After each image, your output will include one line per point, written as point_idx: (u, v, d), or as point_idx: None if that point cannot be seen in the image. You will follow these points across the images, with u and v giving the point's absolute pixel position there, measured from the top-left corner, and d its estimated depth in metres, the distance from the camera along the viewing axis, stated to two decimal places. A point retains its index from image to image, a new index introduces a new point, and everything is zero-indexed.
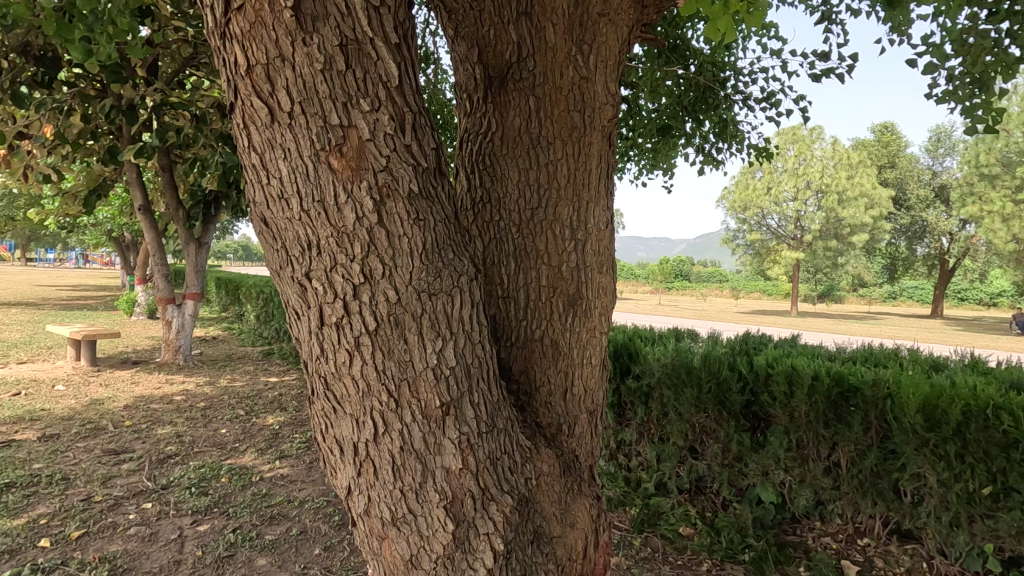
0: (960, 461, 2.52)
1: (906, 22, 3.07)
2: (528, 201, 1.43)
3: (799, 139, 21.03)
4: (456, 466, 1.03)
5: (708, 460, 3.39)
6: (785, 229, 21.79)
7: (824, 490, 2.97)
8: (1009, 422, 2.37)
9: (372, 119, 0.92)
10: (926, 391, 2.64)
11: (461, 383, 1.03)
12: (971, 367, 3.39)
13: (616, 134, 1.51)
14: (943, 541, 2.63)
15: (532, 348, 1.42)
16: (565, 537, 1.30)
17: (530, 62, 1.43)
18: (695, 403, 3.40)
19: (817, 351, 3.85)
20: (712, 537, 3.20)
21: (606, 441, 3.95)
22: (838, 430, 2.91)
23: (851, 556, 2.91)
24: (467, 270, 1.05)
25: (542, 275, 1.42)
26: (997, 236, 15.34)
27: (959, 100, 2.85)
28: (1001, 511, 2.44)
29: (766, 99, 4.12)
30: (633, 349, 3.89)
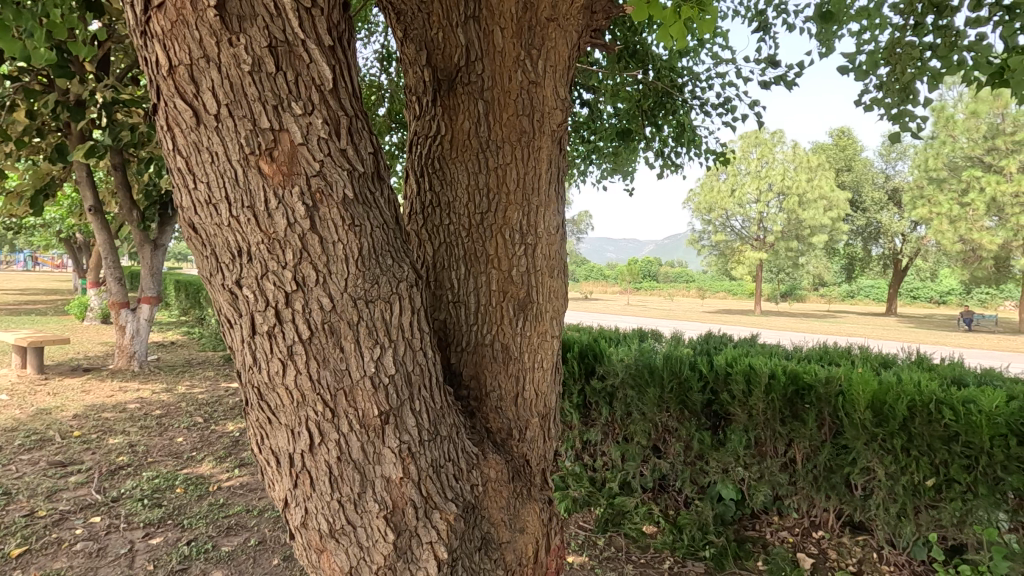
0: (906, 455, 2.62)
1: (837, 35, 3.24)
2: (477, 205, 1.43)
3: (761, 143, 21.60)
4: (396, 475, 1.01)
5: (670, 458, 3.45)
6: (749, 230, 22.35)
7: (781, 486, 3.06)
8: (950, 416, 2.48)
9: (305, 123, 0.90)
10: (875, 388, 2.74)
11: (401, 392, 1.02)
12: (916, 363, 3.54)
13: (566, 139, 1.52)
14: (892, 532, 2.72)
15: (482, 353, 1.42)
16: (514, 542, 1.30)
17: (478, 66, 1.43)
18: (657, 402, 3.45)
19: (774, 350, 3.95)
20: (675, 534, 3.24)
21: (571, 442, 3.99)
22: (794, 426, 2.99)
23: (806, 549, 3.00)
24: (407, 277, 1.04)
25: (492, 279, 1.42)
26: (945, 237, 16.06)
27: (889, 107, 2.98)
28: (943, 502, 2.54)
29: (722, 105, 4.24)
30: (598, 349, 3.94)
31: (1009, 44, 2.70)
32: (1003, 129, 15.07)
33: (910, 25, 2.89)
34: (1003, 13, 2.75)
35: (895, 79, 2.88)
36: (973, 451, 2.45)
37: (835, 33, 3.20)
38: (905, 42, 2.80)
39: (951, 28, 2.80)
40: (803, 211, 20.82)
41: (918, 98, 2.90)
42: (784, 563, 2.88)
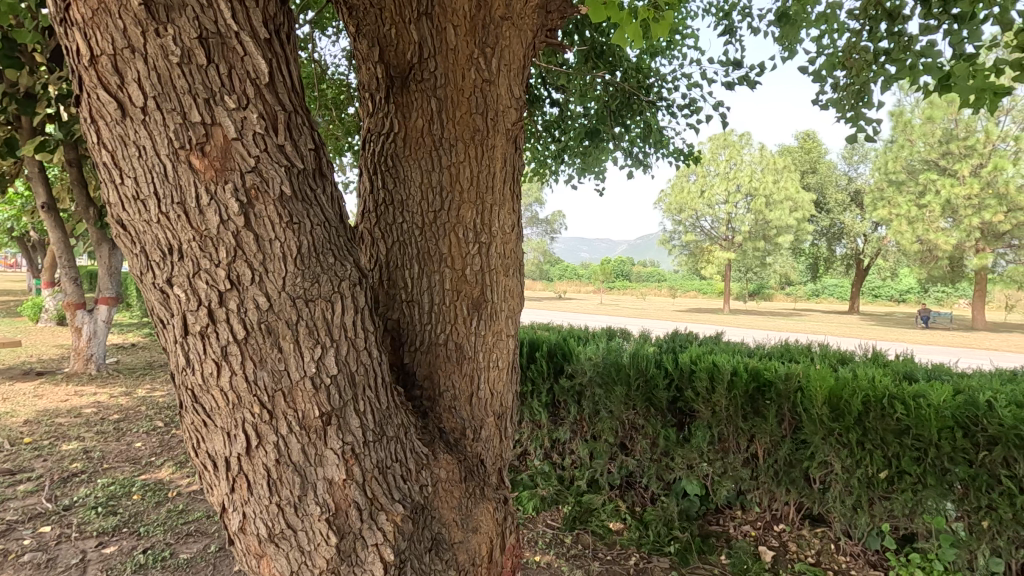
0: (861, 448, 2.70)
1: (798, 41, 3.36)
2: (430, 203, 1.42)
3: (729, 145, 22.01)
4: (339, 477, 1.01)
5: (637, 456, 3.50)
6: (717, 230, 22.78)
7: (743, 481, 3.13)
8: (901, 410, 2.57)
9: (239, 117, 0.89)
10: (832, 384, 2.82)
11: (345, 393, 1.01)
12: (871, 360, 3.65)
13: (520, 138, 1.52)
14: (848, 523, 2.81)
15: (436, 353, 1.42)
16: (467, 542, 1.30)
17: (431, 63, 1.41)
18: (624, 400, 3.48)
19: (738, 348, 4.03)
20: (641, 531, 3.27)
21: (540, 441, 4.00)
22: (755, 422, 3.05)
23: (768, 542, 3.07)
24: (351, 275, 1.04)
25: (446, 278, 1.42)
26: (904, 237, 16.64)
27: (843, 110, 3.07)
28: (895, 493, 2.63)
29: (687, 106, 4.32)
30: (567, 348, 3.97)
31: (957, 52, 2.80)
32: (957, 134, 15.63)
33: (867, 29, 2.98)
34: (951, 23, 2.85)
35: (852, 84, 2.97)
36: (922, 444, 2.53)
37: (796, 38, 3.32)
38: (860, 49, 2.89)
39: (903, 35, 2.90)
40: (770, 212, 21.31)
41: (871, 102, 3.00)
42: (745, 556, 2.94)
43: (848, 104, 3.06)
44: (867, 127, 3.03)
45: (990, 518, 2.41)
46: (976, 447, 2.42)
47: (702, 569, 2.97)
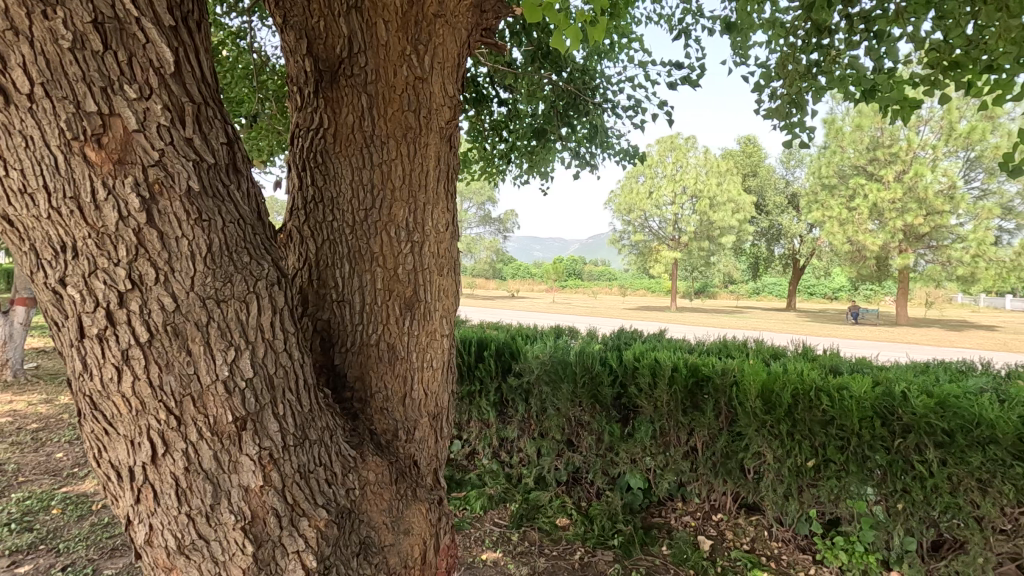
0: (791, 439, 2.83)
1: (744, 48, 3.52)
2: (361, 201, 1.40)
3: (676, 148, 22.67)
4: (256, 484, 1.07)
5: (583, 452, 3.56)
6: (665, 230, 23.44)
7: (683, 473, 3.23)
8: (826, 402, 2.72)
9: (140, 107, 0.94)
10: (765, 378, 2.95)
11: (261, 396, 1.08)
12: (801, 354, 3.84)
13: (455, 137, 1.52)
14: (780, 511, 2.94)
15: (368, 353, 1.41)
16: (398, 544, 1.33)
17: (361, 58, 1.39)
18: (571, 398, 3.53)
19: (679, 345, 4.16)
20: (586, 525, 3.33)
21: (489, 440, 4.00)
22: (694, 416, 3.15)
23: (706, 532, 3.20)
24: (267, 274, 1.12)
25: (378, 277, 1.40)
26: (835, 238, 17.62)
27: (783, 118, 3.20)
28: (822, 480, 2.78)
29: (632, 108, 4.41)
30: (515, 347, 3.98)
31: (880, 64, 2.98)
32: (883, 141, 16.64)
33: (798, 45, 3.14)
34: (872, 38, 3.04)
35: (788, 93, 3.11)
36: (846, 433, 2.68)
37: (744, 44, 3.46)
38: (794, 60, 3.04)
39: (832, 47, 3.07)
40: (714, 213, 22.10)
41: (805, 109, 3.15)
42: (685, 546, 3.05)
43: (787, 112, 3.20)
44: (803, 133, 3.18)
45: (904, 501, 2.58)
46: (893, 435, 2.58)
47: (645, 561, 3.05)
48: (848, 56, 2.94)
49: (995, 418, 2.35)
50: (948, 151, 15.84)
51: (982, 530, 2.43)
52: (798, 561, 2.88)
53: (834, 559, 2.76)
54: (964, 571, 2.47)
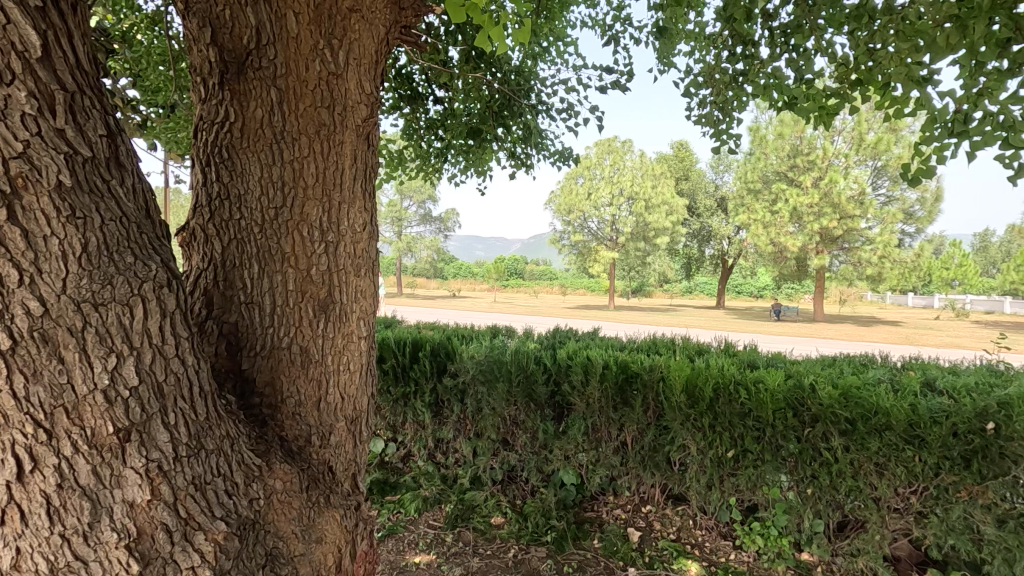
0: (712, 431, 2.97)
1: (672, 56, 3.68)
2: (270, 199, 1.41)
3: (614, 150, 23.23)
4: (143, 499, 1.07)
5: (518, 450, 3.60)
6: (603, 231, 24.01)
7: (613, 468, 3.32)
8: (745, 395, 2.86)
9: (4, 94, 0.94)
10: (689, 373, 3.06)
11: (148, 406, 1.10)
12: (724, 350, 4.03)
13: (373, 134, 1.53)
14: (703, 500, 3.08)
15: (279, 358, 1.44)
16: (309, 554, 1.38)
17: (270, 50, 1.38)
18: (506, 397, 3.55)
19: (611, 343, 4.26)
20: (520, 523, 3.37)
21: (424, 442, 3.95)
22: (624, 412, 3.24)
23: (635, 523, 3.31)
24: (154, 276, 1.15)
25: (289, 278, 1.44)
26: (761, 240, 18.62)
27: (712, 124, 3.35)
28: (740, 470, 2.93)
29: (567, 111, 4.50)
30: (450, 347, 3.95)
31: (796, 75, 3.17)
32: (801, 149, 17.75)
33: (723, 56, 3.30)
34: (791, 51, 3.22)
35: (716, 100, 3.25)
36: (762, 424, 2.84)
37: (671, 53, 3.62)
38: (720, 69, 3.19)
39: (756, 58, 3.23)
40: (649, 215, 22.86)
41: (731, 117, 3.31)
42: (615, 539, 3.15)
43: (716, 118, 3.35)
44: (729, 139, 3.34)
45: (813, 486, 2.76)
46: (803, 424, 2.75)
47: (577, 555, 3.13)
48: (770, 67, 3.11)
49: (889, 406, 2.53)
50: (859, 160, 17.15)
51: (878, 510, 2.63)
52: (719, 548, 3.08)
53: (752, 543, 2.93)
54: (864, 548, 2.67)
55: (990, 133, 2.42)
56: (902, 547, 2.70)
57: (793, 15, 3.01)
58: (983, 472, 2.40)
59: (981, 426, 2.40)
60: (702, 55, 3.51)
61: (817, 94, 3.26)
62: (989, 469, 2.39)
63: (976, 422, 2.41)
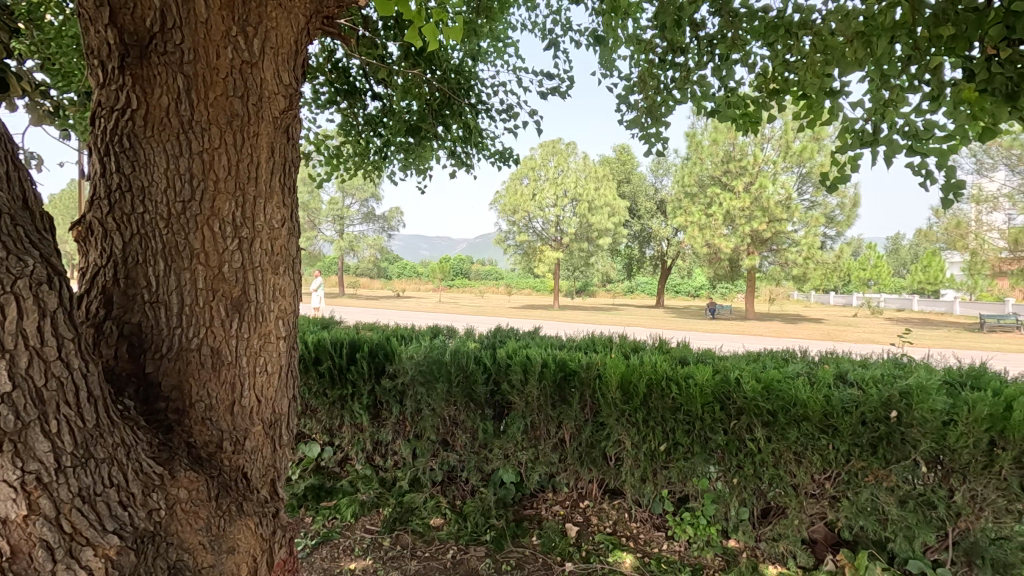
0: (646, 425, 3.06)
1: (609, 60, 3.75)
2: (178, 192, 1.45)
3: (558, 152, 23.53)
4: (19, 514, 1.01)
5: (458, 451, 3.57)
6: (548, 231, 24.29)
7: (552, 465, 3.35)
8: (675, 390, 2.95)
9: None
10: (624, 370, 3.14)
11: (24, 413, 1.04)
12: (658, 347, 4.16)
13: (290, 127, 1.60)
14: (638, 493, 3.16)
15: (187, 360, 1.48)
16: (219, 564, 1.38)
17: (176, 35, 1.41)
18: (445, 397, 3.51)
19: (550, 342, 4.31)
20: (459, 523, 3.36)
21: (362, 445, 3.85)
22: (562, 409, 3.28)
23: (573, 519, 3.38)
24: (31, 272, 1.09)
25: (198, 276, 1.47)
26: (697, 241, 19.38)
27: (642, 128, 3.45)
28: (672, 463, 3.03)
29: (506, 112, 4.58)
30: (389, 348, 3.87)
31: (722, 84, 3.32)
32: (734, 155, 18.59)
33: (654, 62, 3.40)
34: (716, 61, 3.37)
35: (646, 106, 3.36)
36: (691, 418, 2.94)
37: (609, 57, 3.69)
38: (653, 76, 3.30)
39: (683, 65, 3.36)
40: (592, 216, 23.33)
41: (661, 121, 3.42)
42: (553, 535, 3.20)
43: (646, 123, 3.45)
44: (659, 143, 3.46)
45: (738, 476, 2.89)
46: (729, 417, 2.88)
47: (516, 553, 3.15)
48: (697, 75, 3.24)
49: (807, 398, 2.68)
50: (785, 166, 18.19)
51: (797, 496, 2.79)
52: (653, 539, 3.18)
53: (682, 533, 3.04)
54: (784, 533, 2.82)
55: (895, 143, 2.62)
56: (818, 530, 2.87)
57: (719, 26, 3.15)
58: (887, 457, 2.59)
59: (886, 414, 2.57)
60: (637, 60, 3.61)
61: (742, 102, 3.42)
62: (892, 453, 2.57)
63: (882, 411, 2.58)
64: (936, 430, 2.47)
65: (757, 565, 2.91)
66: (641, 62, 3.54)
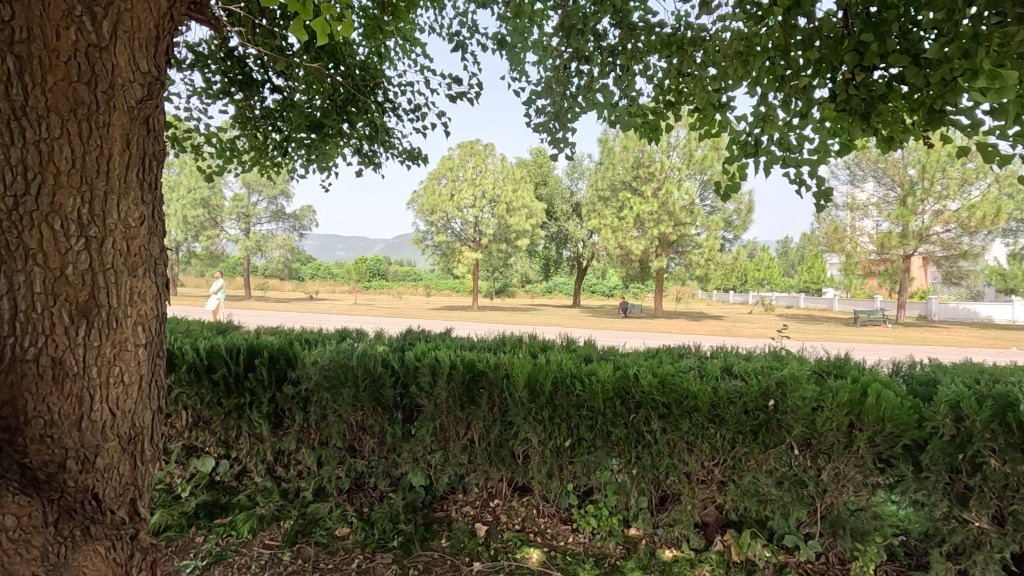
0: (552, 423, 3.13)
1: (516, 65, 3.81)
2: (11, 186, 1.46)
3: (476, 153, 23.60)
4: None
5: (365, 456, 3.48)
6: (467, 232, 24.28)
7: (461, 466, 3.34)
8: (578, 387, 3.05)
9: None
10: (531, 370, 3.18)
11: None
12: (566, 346, 4.27)
13: (146, 116, 1.65)
14: (545, 489, 3.23)
15: (23, 372, 1.51)
16: None
17: (9, 12, 1.43)
18: (352, 402, 3.41)
19: (461, 343, 4.30)
20: (366, 531, 3.27)
21: (262, 456, 3.64)
22: (470, 410, 3.28)
23: (483, 518, 3.38)
24: None
25: (38, 278, 1.49)
26: (610, 243, 20.12)
27: (550, 134, 3.54)
28: (577, 457, 3.12)
29: (414, 111, 4.58)
30: (292, 353, 3.69)
31: (626, 93, 3.46)
32: (643, 161, 19.49)
33: (561, 70, 3.50)
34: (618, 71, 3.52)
35: (553, 112, 3.45)
36: (594, 413, 3.05)
37: (515, 62, 3.75)
38: (559, 83, 3.39)
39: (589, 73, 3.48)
40: (510, 218, 23.58)
41: (568, 127, 3.52)
42: (462, 536, 3.19)
43: (554, 129, 3.54)
44: (568, 148, 3.56)
45: (638, 467, 3.03)
46: (628, 411, 3.02)
47: (424, 556, 3.11)
48: (600, 83, 3.37)
49: (697, 391, 2.86)
50: (689, 173, 19.37)
51: (689, 483, 2.97)
52: (559, 533, 3.26)
53: (587, 525, 3.14)
54: (679, 518, 2.98)
55: (773, 153, 2.86)
56: (710, 514, 3.07)
57: (619, 37, 3.28)
58: (766, 442, 2.81)
59: (764, 403, 2.80)
60: (545, 66, 3.69)
61: (643, 111, 3.58)
62: (770, 439, 2.81)
63: (761, 400, 2.80)
64: (806, 415, 2.71)
65: (655, 551, 3.06)
66: (549, 68, 3.63)
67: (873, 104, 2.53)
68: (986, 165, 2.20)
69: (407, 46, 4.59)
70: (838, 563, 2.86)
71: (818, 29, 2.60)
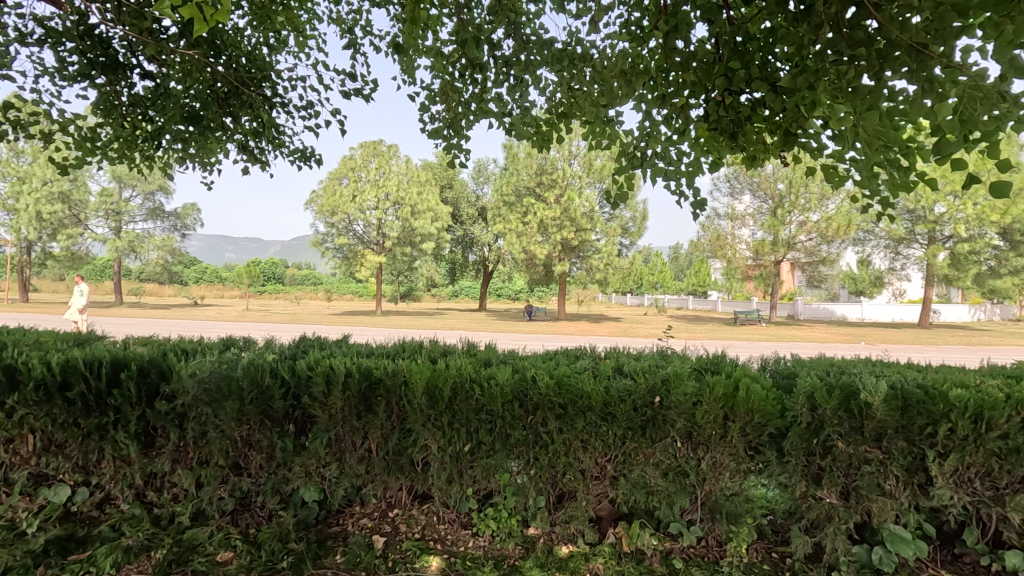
0: (451, 428, 3.11)
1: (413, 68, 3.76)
2: None
3: (379, 154, 23.07)
4: None
5: (251, 473, 3.24)
6: (370, 235, 23.57)
7: (357, 477, 3.22)
8: (478, 391, 3.06)
9: None
10: (429, 376, 3.13)
11: None
12: (466, 351, 4.26)
13: None
14: (445, 495, 3.19)
15: None
16: None
17: None
18: (236, 416, 3.16)
19: (358, 350, 4.16)
20: (252, 553, 3.05)
21: (129, 480, 3.27)
22: (367, 419, 3.17)
23: (381, 530, 3.29)
24: None
25: None
26: (515, 248, 20.44)
27: (444, 139, 3.53)
28: (476, 461, 3.12)
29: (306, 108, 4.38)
30: (165, 364, 3.35)
31: (520, 103, 3.53)
32: (546, 169, 20.05)
33: (457, 76, 3.49)
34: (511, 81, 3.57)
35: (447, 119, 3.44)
36: (493, 416, 3.07)
37: (409, 64, 3.70)
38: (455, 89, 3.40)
39: (483, 82, 3.51)
40: (415, 221, 23.21)
41: (463, 134, 3.53)
42: (358, 550, 3.08)
43: (448, 134, 3.54)
44: (465, 155, 3.58)
45: (535, 466, 3.09)
46: (527, 412, 3.07)
47: None
48: (492, 93, 3.43)
49: (590, 391, 2.98)
50: (589, 181, 20.22)
51: (584, 479, 3.08)
52: (459, 538, 3.24)
53: (486, 528, 3.14)
54: (574, 514, 3.08)
55: (656, 166, 3.06)
56: (604, 508, 3.20)
57: (513, 48, 3.34)
58: (653, 436, 2.99)
59: (651, 400, 2.97)
60: (438, 72, 3.67)
61: (537, 122, 3.67)
62: (656, 433, 2.99)
63: (648, 397, 2.98)
64: (687, 409, 2.91)
65: (552, 548, 3.13)
66: (446, 74, 3.62)
67: (740, 124, 2.78)
68: (829, 183, 2.50)
69: (300, 41, 4.41)
70: (716, 545, 3.10)
71: (695, 53, 2.74)
